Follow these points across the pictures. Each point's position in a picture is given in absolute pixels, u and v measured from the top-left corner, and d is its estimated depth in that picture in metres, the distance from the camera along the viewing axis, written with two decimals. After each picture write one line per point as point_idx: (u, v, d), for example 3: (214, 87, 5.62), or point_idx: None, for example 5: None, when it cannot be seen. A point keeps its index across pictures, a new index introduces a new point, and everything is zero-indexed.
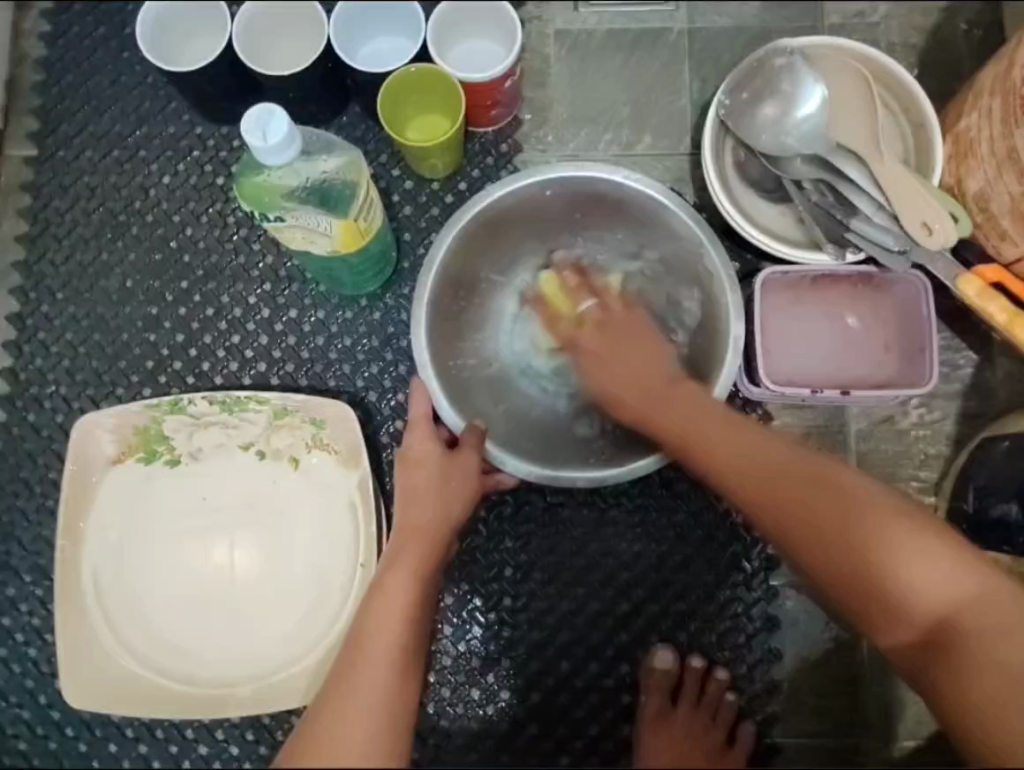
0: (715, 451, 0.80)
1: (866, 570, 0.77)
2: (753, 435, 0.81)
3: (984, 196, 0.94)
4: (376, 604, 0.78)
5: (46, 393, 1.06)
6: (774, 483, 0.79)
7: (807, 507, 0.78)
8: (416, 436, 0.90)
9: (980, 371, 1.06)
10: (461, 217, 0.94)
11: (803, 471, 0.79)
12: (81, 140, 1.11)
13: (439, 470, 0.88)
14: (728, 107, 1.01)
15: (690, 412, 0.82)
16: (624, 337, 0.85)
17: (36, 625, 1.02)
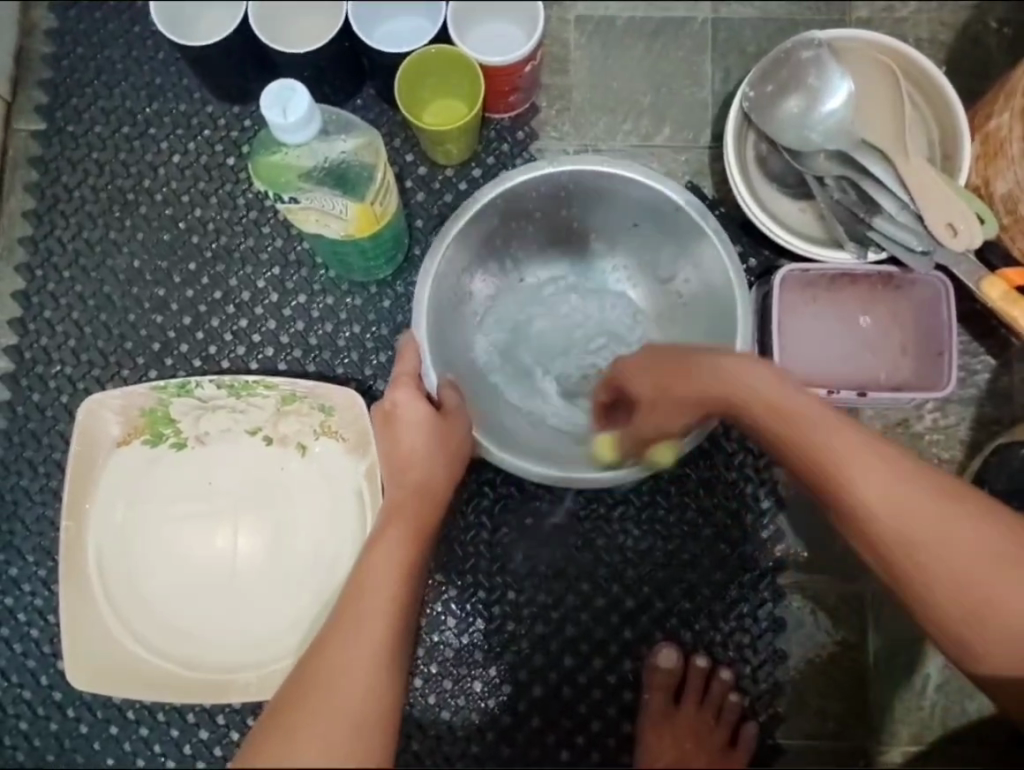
0: (826, 460, 0.74)
1: (985, 615, 0.73)
2: (891, 455, 0.74)
3: (1012, 197, 0.92)
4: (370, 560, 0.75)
5: (51, 372, 1.05)
6: (898, 513, 0.73)
7: (938, 547, 0.73)
8: (404, 394, 0.84)
9: (997, 376, 1.05)
10: (468, 207, 0.91)
11: (930, 497, 0.73)
12: (91, 115, 1.09)
13: (435, 430, 0.84)
14: (752, 100, 0.99)
15: (822, 440, 0.74)
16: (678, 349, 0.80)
17: (38, 605, 1.01)
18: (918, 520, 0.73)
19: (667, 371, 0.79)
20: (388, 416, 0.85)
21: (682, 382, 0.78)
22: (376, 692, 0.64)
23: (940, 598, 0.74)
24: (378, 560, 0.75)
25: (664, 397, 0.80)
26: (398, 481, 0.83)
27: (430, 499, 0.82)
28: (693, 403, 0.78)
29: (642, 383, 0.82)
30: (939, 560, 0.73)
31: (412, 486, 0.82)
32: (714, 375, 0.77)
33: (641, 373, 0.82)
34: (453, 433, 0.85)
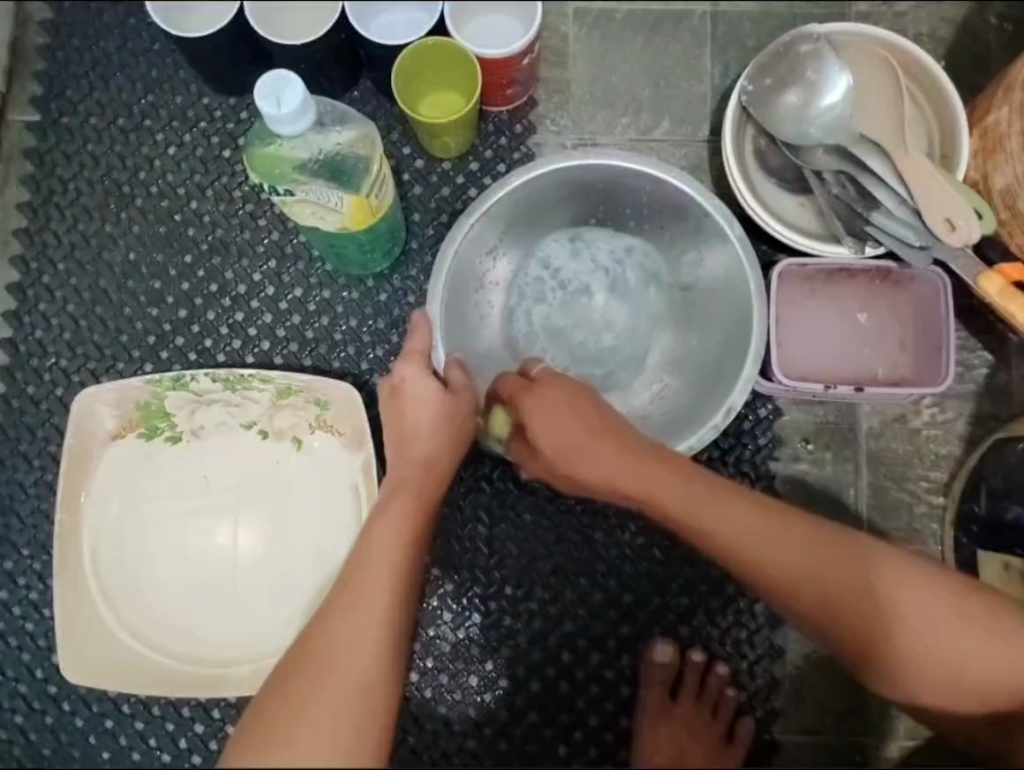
0: (702, 526, 0.78)
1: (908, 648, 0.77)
2: (770, 511, 0.78)
3: (1011, 191, 0.92)
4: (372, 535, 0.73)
5: (46, 366, 1.04)
6: (794, 565, 0.77)
7: (831, 590, 0.77)
8: (412, 371, 0.80)
9: (995, 372, 1.05)
10: (486, 199, 0.91)
11: (819, 549, 0.78)
12: (86, 107, 1.08)
13: (441, 407, 0.80)
14: (751, 94, 0.98)
15: (691, 500, 0.78)
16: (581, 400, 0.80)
17: (33, 599, 1.01)
18: (808, 564, 0.77)
19: (553, 424, 0.79)
20: (394, 392, 0.81)
21: (578, 452, 0.79)
22: (373, 686, 0.63)
23: (873, 640, 0.78)
24: (384, 536, 0.72)
25: (575, 461, 0.80)
26: (401, 453, 0.79)
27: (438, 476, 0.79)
28: (593, 475, 0.80)
29: (555, 434, 0.79)
30: (842, 598, 0.77)
31: (417, 462, 0.79)
32: (593, 442, 0.79)
33: (562, 425, 0.79)
34: (460, 410, 0.81)
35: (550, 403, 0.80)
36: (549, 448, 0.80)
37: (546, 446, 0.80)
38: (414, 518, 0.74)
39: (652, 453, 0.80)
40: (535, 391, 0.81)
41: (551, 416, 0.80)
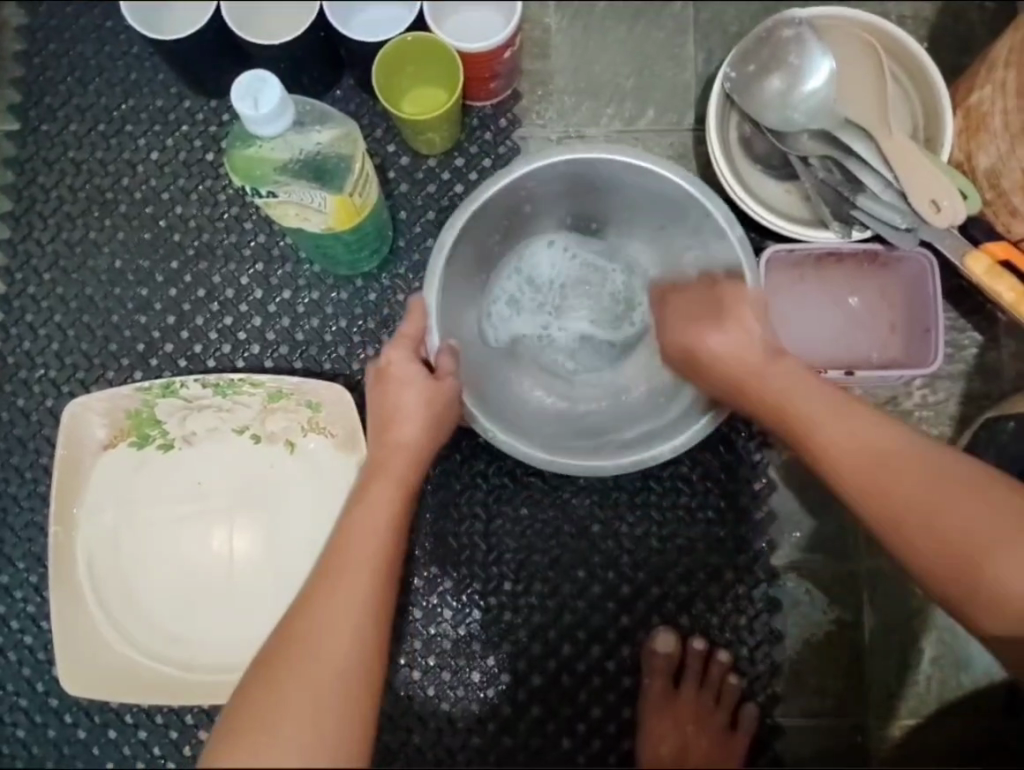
0: (803, 415, 0.80)
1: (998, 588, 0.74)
2: (879, 423, 0.79)
3: (995, 171, 0.92)
4: (357, 513, 0.74)
5: (34, 377, 1.03)
6: (882, 477, 0.77)
7: (921, 508, 0.76)
8: (399, 354, 0.83)
9: (985, 352, 1.05)
10: (478, 197, 0.90)
11: (919, 469, 0.77)
12: (65, 113, 1.07)
13: (421, 390, 0.82)
14: (734, 81, 0.98)
15: (803, 387, 0.81)
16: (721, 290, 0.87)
17: (30, 612, 1.00)
18: (886, 472, 0.77)
19: (697, 300, 0.88)
20: (381, 375, 0.83)
21: (678, 322, 0.88)
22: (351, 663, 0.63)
23: (964, 568, 0.74)
24: (369, 512, 0.73)
25: (705, 352, 0.84)
26: (383, 436, 0.81)
27: (418, 460, 0.80)
28: (685, 346, 0.87)
29: (720, 338, 0.83)
30: (919, 510, 0.76)
31: (397, 445, 0.80)
32: (757, 342, 0.83)
33: (705, 323, 0.85)
34: (442, 395, 0.83)
35: (696, 297, 0.88)
36: (709, 350, 0.84)
37: (688, 344, 0.86)
38: (395, 500, 0.75)
39: (768, 346, 0.83)
40: (676, 300, 0.90)
41: (697, 301, 0.88)
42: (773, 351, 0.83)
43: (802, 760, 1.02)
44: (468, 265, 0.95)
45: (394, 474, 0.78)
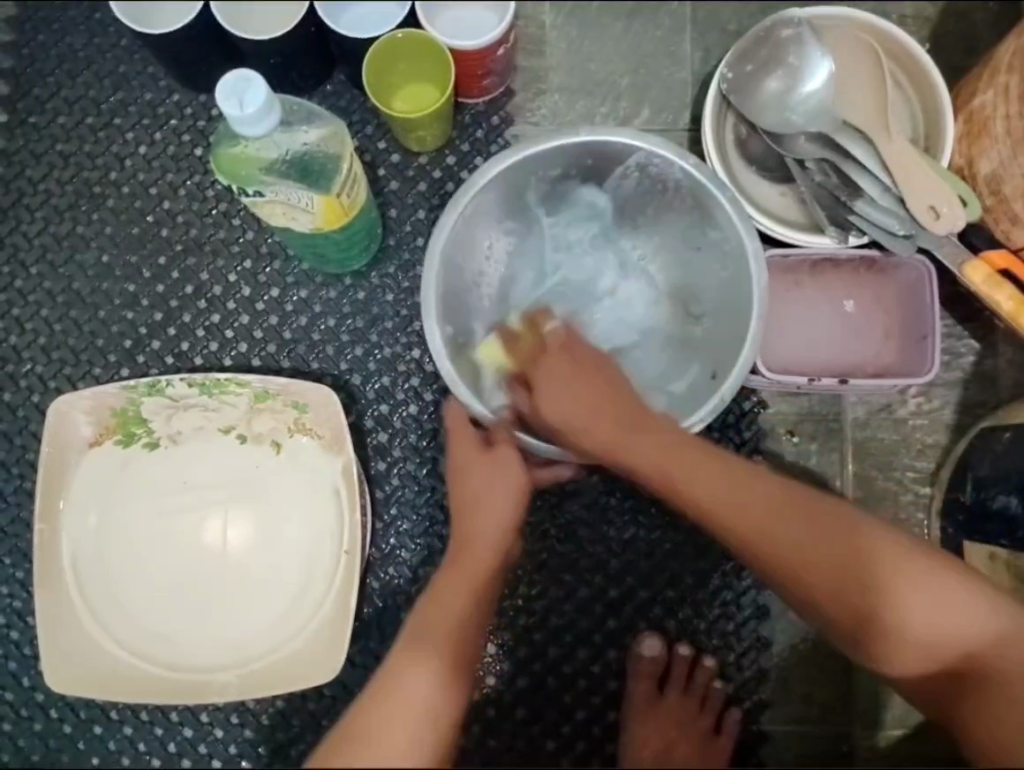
0: (670, 479, 0.75)
1: (863, 600, 0.75)
2: (732, 479, 0.75)
3: (996, 178, 0.90)
4: (422, 628, 0.69)
5: (22, 371, 1.03)
6: (758, 532, 0.75)
7: (790, 545, 0.75)
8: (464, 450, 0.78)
9: (982, 359, 1.04)
10: (480, 174, 0.88)
11: (789, 512, 0.75)
12: (53, 106, 1.05)
13: (501, 480, 0.77)
14: (731, 81, 0.96)
15: (665, 449, 0.75)
16: (575, 361, 0.78)
17: (17, 607, 1.00)
18: (769, 518, 0.75)
19: (561, 372, 0.77)
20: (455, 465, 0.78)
21: (558, 394, 0.76)
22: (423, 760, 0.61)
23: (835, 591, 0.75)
24: (439, 609, 0.70)
25: (576, 429, 0.76)
26: (467, 531, 0.75)
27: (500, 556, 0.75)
28: (563, 420, 0.76)
29: (574, 406, 0.76)
30: (799, 555, 0.75)
31: (480, 539, 0.74)
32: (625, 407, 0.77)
33: (577, 397, 0.76)
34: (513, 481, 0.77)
35: (555, 369, 0.77)
36: (565, 424, 0.76)
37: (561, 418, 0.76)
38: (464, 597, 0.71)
39: (625, 404, 0.77)
40: (552, 359, 0.78)
41: (572, 372, 0.77)
42: (636, 411, 0.77)
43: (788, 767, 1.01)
44: (467, 253, 0.93)
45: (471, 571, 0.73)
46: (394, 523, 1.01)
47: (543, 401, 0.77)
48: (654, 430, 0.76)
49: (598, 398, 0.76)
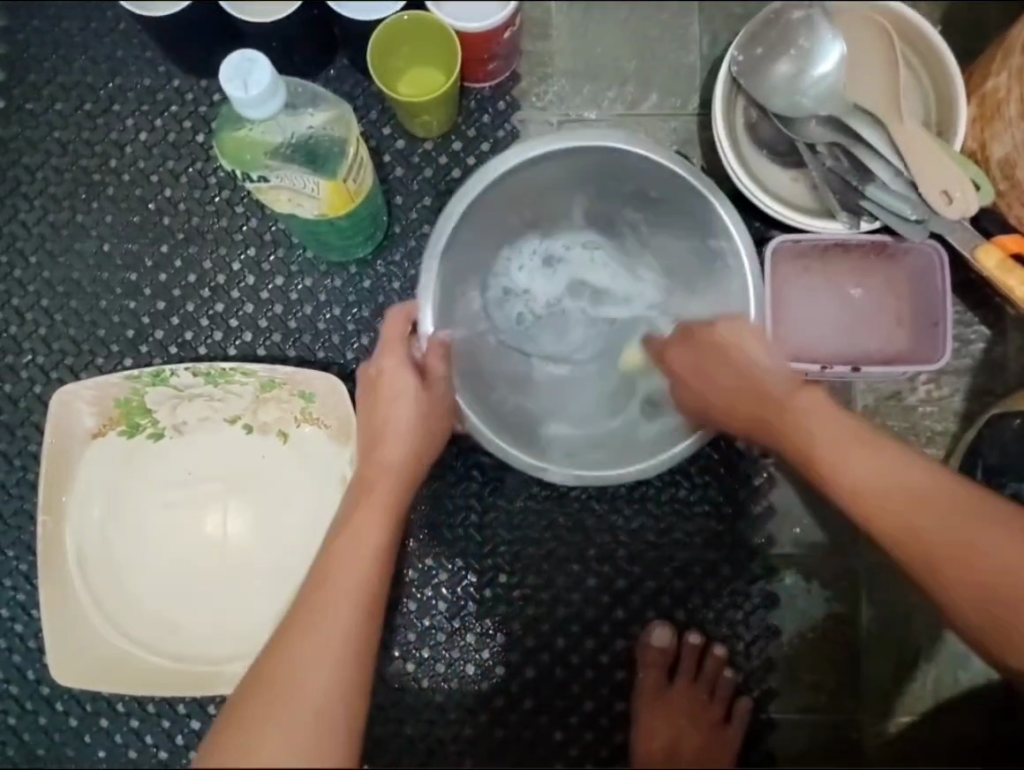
0: (800, 441, 0.79)
1: (990, 578, 0.71)
2: (875, 453, 0.76)
3: (1010, 161, 0.89)
4: (333, 560, 0.68)
5: (22, 362, 1.01)
6: (881, 506, 0.74)
7: (922, 519, 0.73)
8: (391, 361, 0.81)
9: (992, 346, 1.03)
10: (483, 174, 0.85)
11: (918, 485, 0.74)
12: (51, 92, 1.04)
13: (417, 406, 0.80)
14: (741, 64, 0.95)
15: (796, 418, 0.80)
16: (760, 343, 0.82)
17: (21, 600, 0.99)
18: (903, 495, 0.74)
19: (694, 354, 0.85)
20: (373, 384, 0.81)
21: (707, 376, 0.84)
22: (348, 688, 0.59)
23: (954, 563, 0.72)
24: (347, 544, 0.69)
25: (712, 396, 0.84)
26: (377, 435, 0.79)
27: (405, 479, 0.77)
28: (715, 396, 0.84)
29: (724, 377, 0.83)
30: (924, 531, 0.73)
31: (387, 465, 0.78)
32: (765, 380, 0.82)
33: (724, 369, 0.83)
34: (434, 407, 0.81)
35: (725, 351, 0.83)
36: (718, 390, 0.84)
37: (696, 388, 0.85)
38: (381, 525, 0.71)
39: (761, 380, 0.82)
40: (692, 340, 0.86)
41: (700, 351, 0.85)
42: (775, 389, 0.81)
43: (797, 754, 1.01)
44: (472, 254, 0.91)
45: (380, 501, 0.74)
46: None
47: (679, 377, 0.87)
48: (796, 405, 0.80)
49: (727, 368, 0.83)
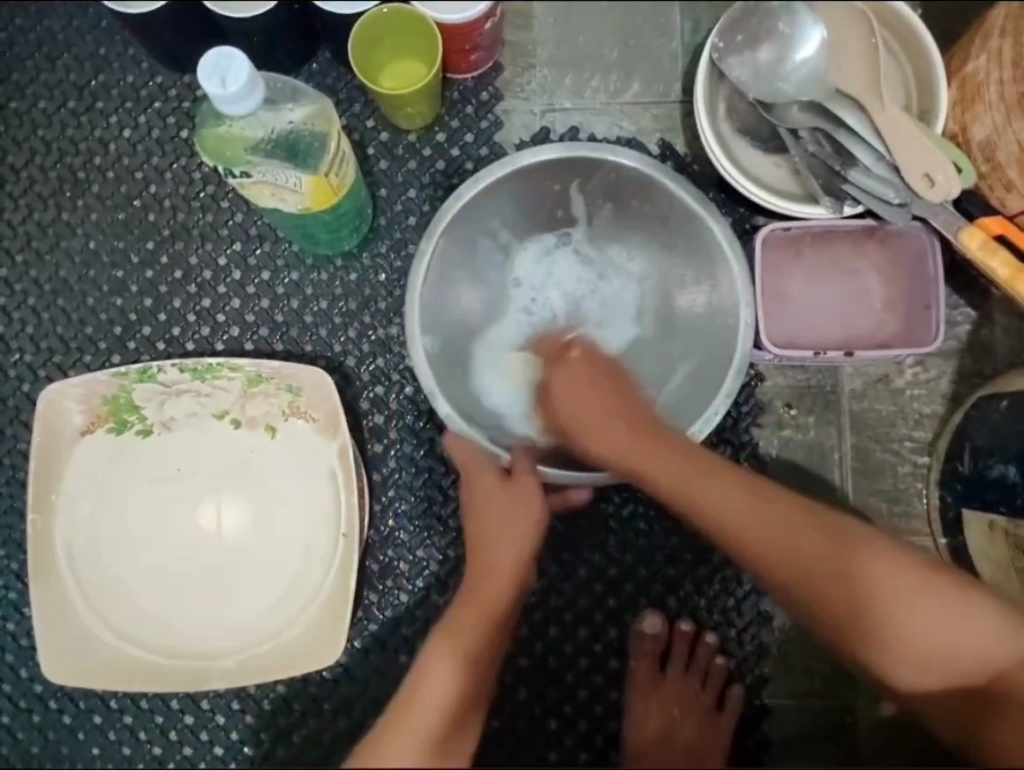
0: (701, 498, 0.77)
1: (875, 630, 0.76)
2: (748, 496, 0.77)
3: (990, 144, 0.90)
4: (431, 671, 0.66)
5: (10, 361, 1.01)
6: (780, 546, 0.76)
7: (816, 567, 0.76)
8: (488, 480, 0.81)
9: (978, 329, 1.03)
10: (483, 174, 0.90)
11: (807, 529, 0.77)
12: (34, 90, 1.03)
13: (507, 499, 0.80)
14: (722, 50, 0.95)
15: (696, 466, 0.78)
16: (594, 369, 0.84)
17: (13, 599, 1.00)
18: (789, 541, 0.76)
19: (582, 380, 0.83)
20: (478, 510, 0.81)
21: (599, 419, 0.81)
22: None
23: (900, 635, 0.75)
24: (440, 665, 0.66)
25: (596, 436, 0.81)
26: (476, 535, 0.80)
27: (514, 589, 0.76)
28: (615, 438, 0.80)
29: (604, 417, 0.81)
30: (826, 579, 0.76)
31: (495, 569, 0.77)
32: (628, 414, 0.81)
33: (610, 422, 0.80)
34: (527, 499, 0.80)
35: (571, 370, 0.84)
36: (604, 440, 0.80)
37: (575, 418, 0.82)
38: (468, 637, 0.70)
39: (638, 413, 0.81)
40: (569, 374, 0.84)
41: (577, 376, 0.83)
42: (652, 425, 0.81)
43: (791, 740, 1.02)
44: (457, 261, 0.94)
45: (478, 610, 0.73)
46: (392, 504, 1.01)
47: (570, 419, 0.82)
48: (682, 449, 0.79)
49: (616, 400, 0.82)
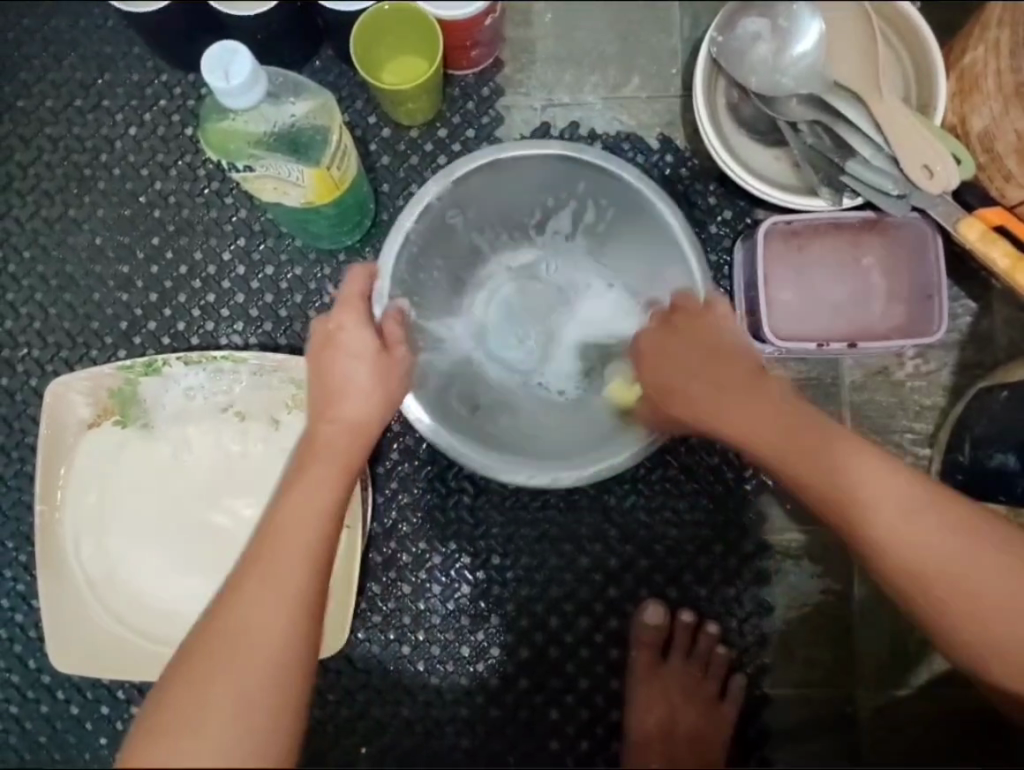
0: (837, 482, 0.74)
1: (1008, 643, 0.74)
2: (889, 478, 0.74)
3: (989, 134, 0.90)
4: (281, 526, 0.67)
5: (18, 356, 1.03)
6: (916, 532, 0.74)
7: (948, 556, 0.74)
8: (350, 319, 0.78)
9: (978, 320, 1.04)
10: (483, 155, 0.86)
11: (944, 520, 0.74)
12: (41, 89, 1.05)
13: (375, 365, 0.78)
14: (720, 45, 0.96)
15: (836, 456, 0.74)
16: (704, 331, 0.81)
17: (20, 590, 1.01)
18: (930, 530, 0.74)
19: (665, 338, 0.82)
20: (329, 339, 0.78)
21: (690, 381, 0.79)
22: (289, 638, 0.61)
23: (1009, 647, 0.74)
24: (300, 497, 0.69)
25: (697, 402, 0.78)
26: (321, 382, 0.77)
27: (359, 438, 0.75)
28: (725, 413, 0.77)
29: (702, 389, 0.78)
30: (962, 570, 0.74)
31: (343, 422, 0.75)
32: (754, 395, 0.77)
33: (704, 388, 0.78)
34: (396, 369, 0.79)
35: (683, 334, 0.81)
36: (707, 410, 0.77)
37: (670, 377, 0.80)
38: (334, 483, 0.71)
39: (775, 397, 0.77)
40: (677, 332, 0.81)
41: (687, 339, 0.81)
42: (792, 409, 0.76)
43: (793, 732, 1.02)
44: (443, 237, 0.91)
45: (333, 461, 0.73)
46: (395, 496, 1.03)
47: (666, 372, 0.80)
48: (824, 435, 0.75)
49: (728, 372, 0.78)
